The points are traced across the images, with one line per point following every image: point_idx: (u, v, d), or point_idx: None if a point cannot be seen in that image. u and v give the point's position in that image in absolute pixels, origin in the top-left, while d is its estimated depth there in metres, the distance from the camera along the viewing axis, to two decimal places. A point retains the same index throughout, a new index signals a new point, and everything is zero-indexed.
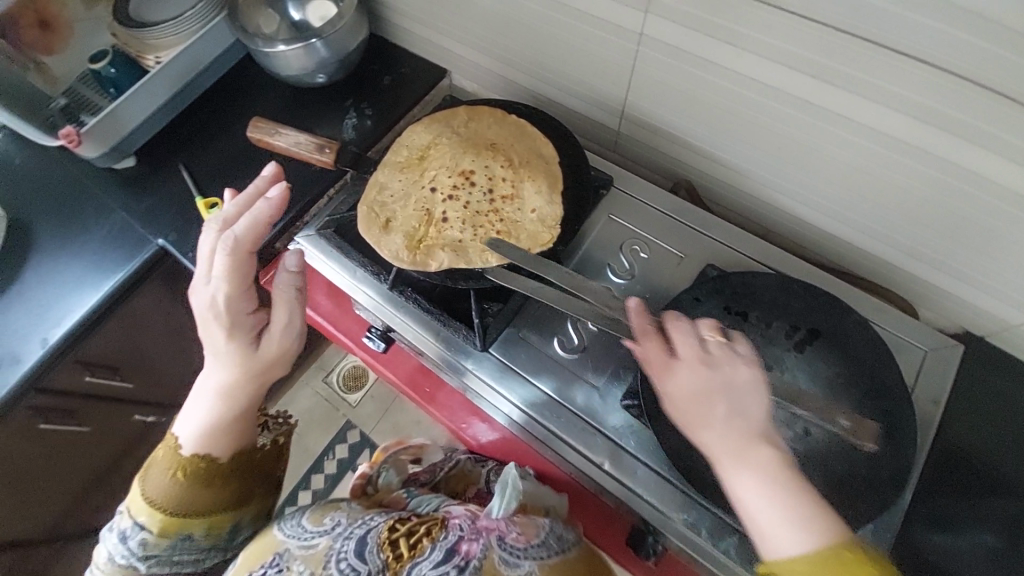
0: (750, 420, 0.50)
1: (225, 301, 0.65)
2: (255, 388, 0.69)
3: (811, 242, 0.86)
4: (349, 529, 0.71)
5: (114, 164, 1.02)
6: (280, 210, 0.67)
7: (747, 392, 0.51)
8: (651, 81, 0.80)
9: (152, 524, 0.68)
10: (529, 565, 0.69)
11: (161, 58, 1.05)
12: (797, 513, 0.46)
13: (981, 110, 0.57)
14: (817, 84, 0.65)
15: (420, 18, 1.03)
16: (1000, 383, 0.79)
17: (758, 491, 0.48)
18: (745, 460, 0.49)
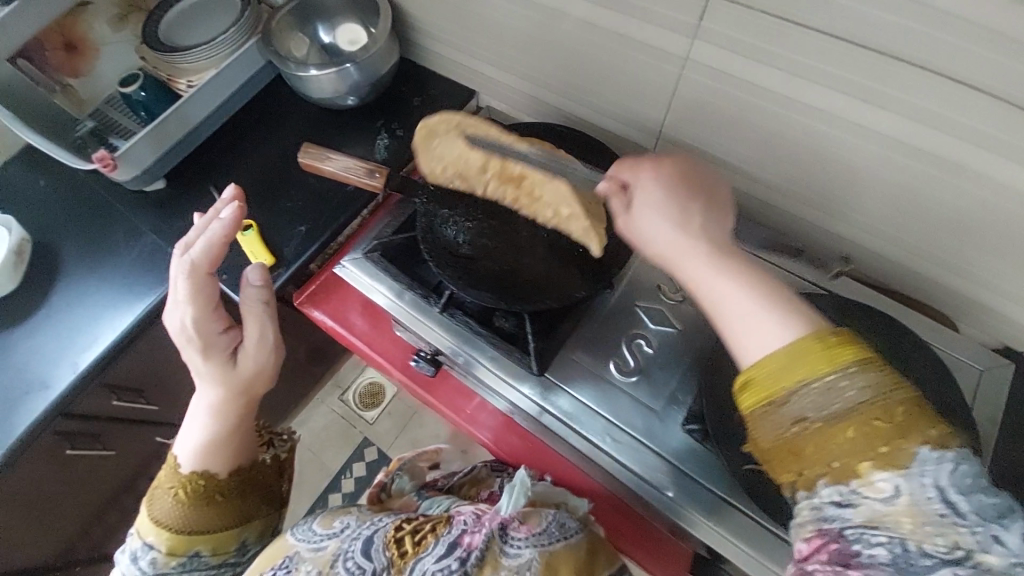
0: (712, 226, 0.50)
1: (193, 323, 0.67)
2: (243, 403, 0.71)
3: (849, 258, 0.86)
4: (357, 530, 0.72)
5: (144, 186, 1.01)
6: (232, 230, 0.67)
7: (716, 206, 0.53)
8: (692, 103, 0.81)
9: (160, 543, 0.69)
10: (530, 554, 0.68)
11: (193, 82, 1.05)
12: (759, 295, 0.43)
13: None
14: (866, 107, 0.66)
15: (453, 42, 1.05)
16: None
17: (722, 284, 0.44)
18: (708, 254, 0.47)
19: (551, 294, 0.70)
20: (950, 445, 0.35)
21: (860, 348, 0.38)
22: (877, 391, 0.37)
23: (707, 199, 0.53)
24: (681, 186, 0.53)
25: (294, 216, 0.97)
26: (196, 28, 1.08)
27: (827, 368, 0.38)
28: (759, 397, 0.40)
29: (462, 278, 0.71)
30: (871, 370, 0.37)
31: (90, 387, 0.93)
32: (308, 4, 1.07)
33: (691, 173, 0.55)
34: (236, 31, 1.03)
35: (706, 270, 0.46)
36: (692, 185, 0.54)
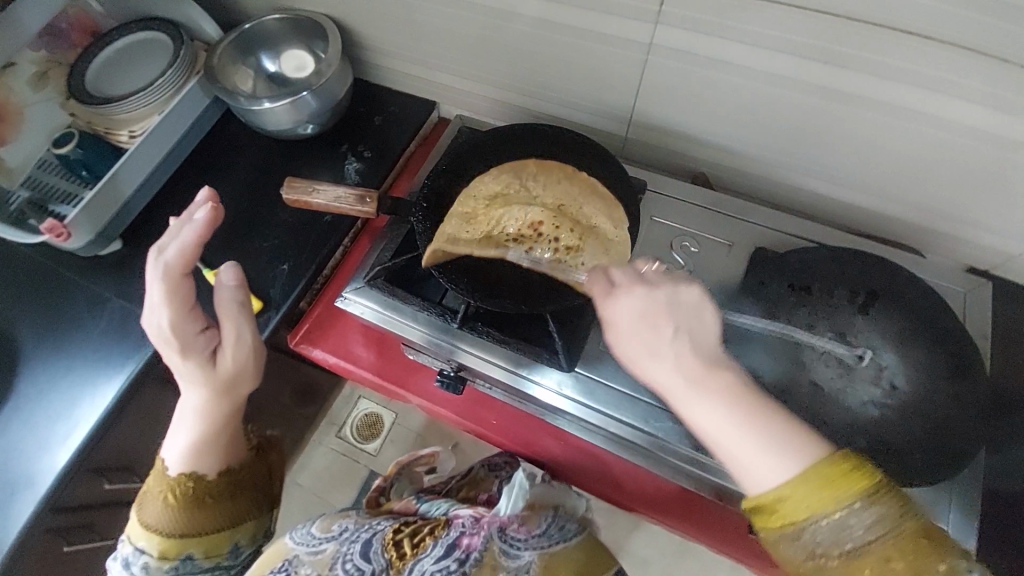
0: (694, 344, 0.51)
1: (170, 326, 0.63)
2: (230, 404, 0.68)
3: (824, 210, 0.89)
4: (355, 533, 0.77)
5: (100, 250, 0.94)
6: (205, 234, 0.60)
7: (689, 308, 0.52)
8: (658, 86, 0.83)
9: (151, 548, 0.68)
10: (529, 557, 0.75)
11: (135, 131, 0.98)
12: (761, 433, 0.47)
13: (986, 75, 0.62)
14: (826, 68, 0.69)
15: (406, 55, 1.03)
16: None
17: (719, 424, 0.48)
18: (694, 386, 0.49)
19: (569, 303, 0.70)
20: (957, 571, 0.43)
21: (866, 481, 0.44)
22: (884, 525, 0.44)
23: (685, 305, 0.52)
24: (656, 302, 0.52)
25: (273, 256, 0.92)
26: (127, 74, 1.01)
27: (837, 505, 0.44)
28: (781, 523, 0.46)
29: (474, 289, 0.70)
30: (879, 503, 0.44)
31: (76, 476, 0.84)
32: (246, 34, 1.01)
33: (661, 280, 0.53)
34: (173, 72, 0.96)
35: (699, 407, 0.49)
36: (663, 293, 0.52)
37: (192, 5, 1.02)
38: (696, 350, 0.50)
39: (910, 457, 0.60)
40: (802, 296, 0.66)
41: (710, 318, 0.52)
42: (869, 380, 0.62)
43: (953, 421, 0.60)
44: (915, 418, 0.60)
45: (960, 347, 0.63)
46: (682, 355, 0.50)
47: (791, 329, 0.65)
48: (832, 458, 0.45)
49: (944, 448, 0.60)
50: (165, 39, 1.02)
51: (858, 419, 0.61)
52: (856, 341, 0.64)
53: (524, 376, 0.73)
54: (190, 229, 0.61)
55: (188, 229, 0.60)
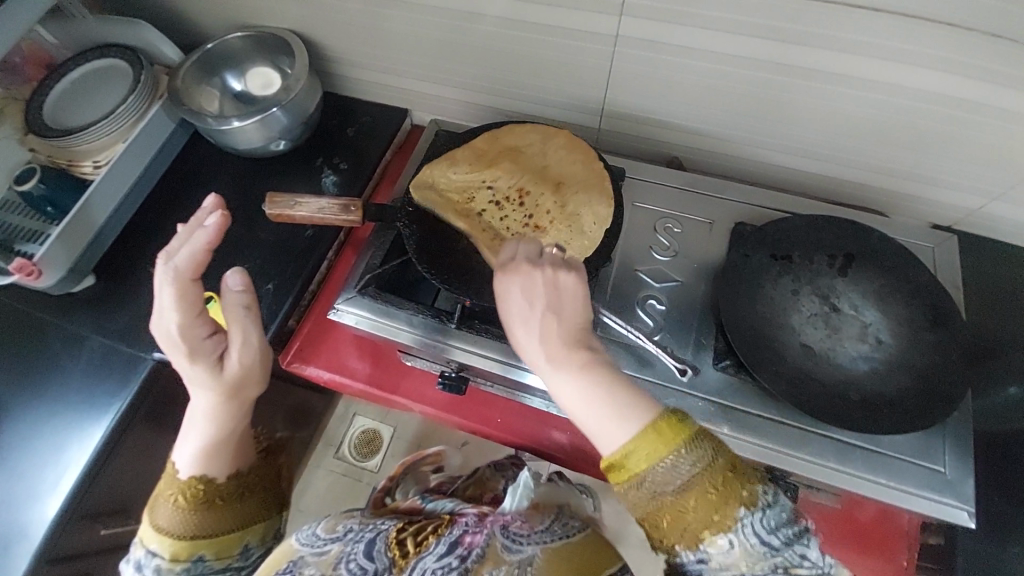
0: (564, 323, 0.54)
1: (179, 330, 0.62)
2: (238, 405, 0.67)
3: (796, 183, 0.93)
4: (360, 533, 0.75)
5: (71, 287, 0.90)
6: (218, 238, 0.63)
7: (563, 290, 0.55)
8: (628, 76, 0.85)
9: (163, 550, 0.65)
10: (531, 550, 0.71)
11: (100, 163, 0.95)
12: (604, 401, 0.51)
13: (933, 40, 0.66)
14: (785, 47, 0.73)
15: (374, 64, 1.02)
16: (992, 264, 0.87)
17: (568, 390, 0.52)
18: (556, 357, 0.53)
19: None
20: (758, 500, 0.47)
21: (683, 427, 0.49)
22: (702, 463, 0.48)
23: (559, 289, 0.54)
24: (533, 286, 0.54)
25: (257, 275, 0.91)
26: (86, 104, 0.98)
27: (662, 451, 0.48)
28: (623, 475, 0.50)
29: (468, 288, 0.70)
30: (696, 448, 0.48)
31: (71, 524, 0.82)
32: (209, 54, 1.00)
33: (542, 261, 0.55)
34: (134, 98, 0.94)
35: (557, 377, 0.52)
36: (542, 275, 0.55)
37: (149, 28, 1.00)
38: (565, 326, 0.54)
39: (901, 405, 0.62)
40: (785, 265, 0.69)
41: (580, 300, 0.55)
42: (855, 337, 0.65)
43: (937, 368, 0.63)
44: (904, 368, 0.63)
45: (936, 296, 0.66)
46: (553, 331, 0.53)
47: (777, 295, 0.68)
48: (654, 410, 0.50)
49: (939, 393, 0.62)
50: (124, 66, 1.00)
51: (849, 374, 0.64)
52: (839, 302, 0.67)
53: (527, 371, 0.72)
54: (201, 235, 0.63)
55: (201, 234, 0.62)
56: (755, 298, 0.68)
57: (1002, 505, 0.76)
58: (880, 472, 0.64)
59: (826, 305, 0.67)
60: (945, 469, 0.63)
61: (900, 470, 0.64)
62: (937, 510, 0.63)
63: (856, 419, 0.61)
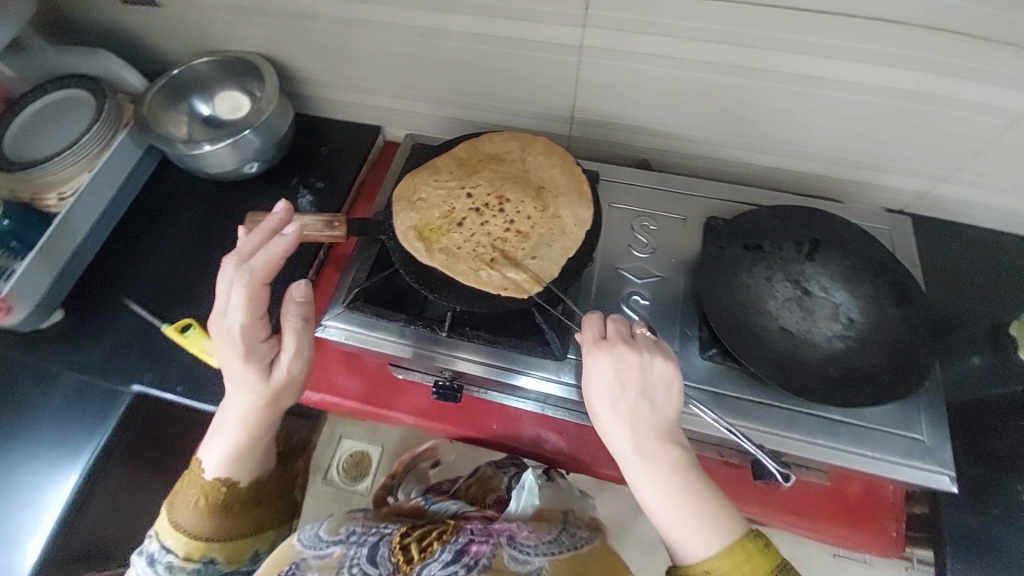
0: (658, 414, 0.58)
1: (242, 331, 0.63)
2: (274, 413, 0.67)
3: (759, 179, 0.98)
4: (363, 536, 0.72)
5: (40, 323, 0.87)
6: (296, 246, 0.64)
7: (658, 385, 0.59)
8: (596, 84, 0.89)
9: (179, 547, 0.66)
10: (539, 561, 0.71)
11: (66, 193, 0.92)
12: (694, 498, 0.56)
13: (876, 36, 0.71)
14: (742, 50, 0.77)
15: (346, 83, 1.03)
16: (941, 244, 0.93)
17: (656, 481, 0.56)
18: (649, 445, 0.57)
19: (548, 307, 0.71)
20: None
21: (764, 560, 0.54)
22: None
23: (653, 379, 0.59)
24: (627, 372, 0.59)
25: None
26: (47, 136, 0.96)
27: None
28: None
29: (458, 294, 0.69)
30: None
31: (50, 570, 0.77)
32: (175, 80, 0.99)
33: (639, 351, 0.59)
34: (99, 126, 0.92)
35: (644, 468, 0.57)
36: (640, 360, 0.59)
37: (112, 57, 1.00)
38: (657, 419, 0.58)
39: (878, 376, 0.65)
40: (757, 254, 0.73)
41: (674, 398, 0.59)
42: (828, 316, 0.69)
43: (906, 339, 0.67)
44: (875, 343, 0.67)
45: (897, 275, 0.71)
46: (646, 421, 0.58)
47: (753, 283, 0.71)
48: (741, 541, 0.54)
49: (910, 363, 0.65)
50: (86, 95, 0.98)
51: (826, 352, 0.67)
52: (811, 285, 0.71)
53: (541, 376, 0.70)
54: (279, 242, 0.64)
55: (280, 241, 0.63)
56: (732, 287, 0.71)
57: (980, 471, 0.79)
58: (863, 445, 0.67)
59: (799, 289, 0.71)
60: (925, 437, 0.67)
61: (883, 442, 0.67)
62: (921, 478, 0.66)
63: (837, 393, 0.64)
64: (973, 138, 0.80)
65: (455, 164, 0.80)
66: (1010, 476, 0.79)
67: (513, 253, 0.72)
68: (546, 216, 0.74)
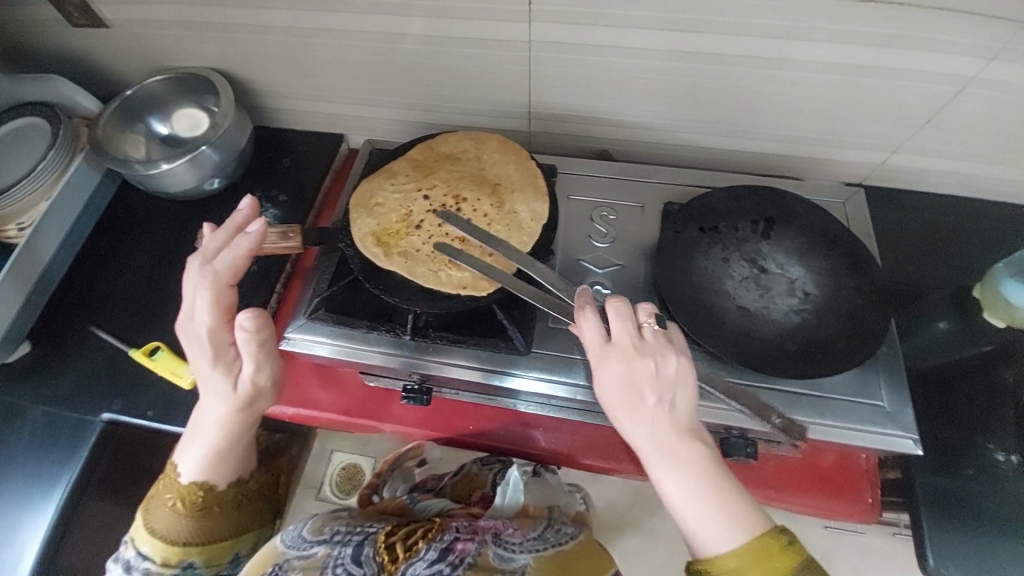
0: (675, 412, 0.57)
1: (210, 334, 0.63)
2: (248, 418, 0.67)
3: (718, 162, 0.99)
4: (348, 536, 0.72)
5: (8, 356, 0.87)
6: (259, 246, 0.63)
7: (670, 383, 0.58)
8: (549, 79, 0.89)
9: (155, 554, 0.65)
10: (523, 559, 0.72)
11: (26, 223, 0.91)
12: (719, 494, 0.55)
13: (817, 15, 0.72)
14: (686, 35, 0.78)
15: (302, 93, 1.03)
16: (899, 214, 0.95)
17: (683, 483, 0.55)
18: (671, 446, 0.56)
19: (508, 303, 0.72)
20: None
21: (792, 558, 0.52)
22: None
23: (664, 378, 0.58)
24: (639, 373, 0.57)
25: None
26: (4, 167, 0.95)
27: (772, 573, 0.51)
28: None
29: (418, 297, 0.70)
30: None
31: None
32: (129, 101, 0.99)
33: (647, 351, 0.58)
34: (54, 153, 0.91)
35: (666, 470, 0.56)
36: (651, 360, 0.58)
37: (65, 82, 0.98)
38: (674, 418, 0.57)
39: (835, 347, 0.66)
40: (712, 236, 0.74)
41: (689, 396, 0.58)
42: (784, 292, 0.70)
43: (861, 308, 0.68)
44: (830, 316, 0.68)
45: (850, 246, 0.72)
46: (663, 421, 0.57)
47: (709, 265, 0.72)
48: (766, 535, 0.53)
49: (865, 332, 0.67)
50: (41, 122, 0.97)
51: (783, 327, 0.68)
52: (766, 263, 0.72)
53: (508, 372, 0.71)
54: (243, 240, 0.64)
55: (244, 241, 0.63)
56: (689, 270, 0.72)
57: (952, 434, 0.81)
58: (825, 415, 0.68)
59: (755, 268, 0.72)
60: (885, 403, 0.68)
61: (844, 411, 0.68)
62: (884, 443, 0.67)
63: (795, 368, 0.65)
64: (920, 108, 0.81)
65: (409, 167, 0.80)
66: (978, 436, 0.80)
67: (471, 252, 0.72)
68: (502, 213, 0.74)
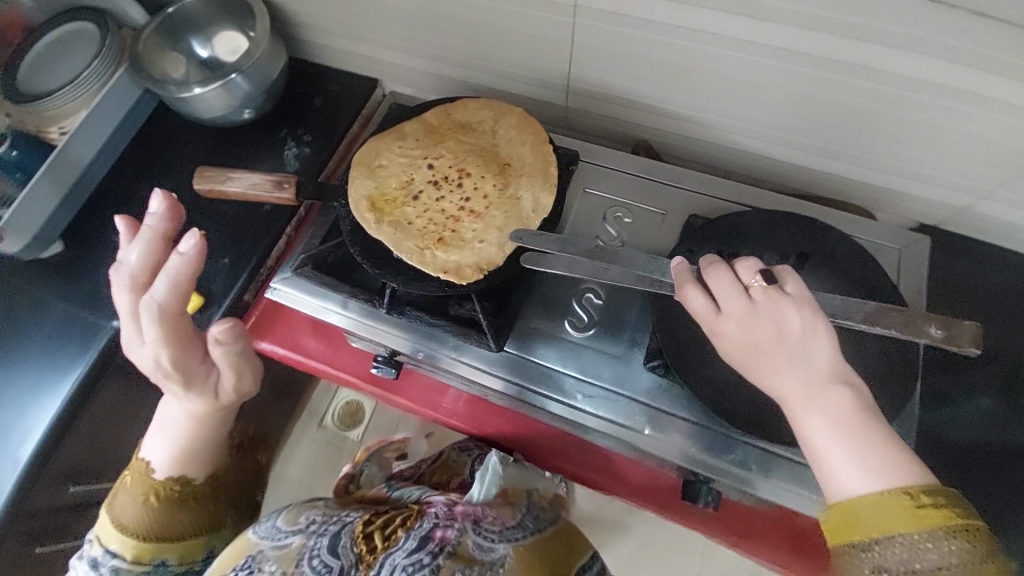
0: (812, 360, 0.50)
1: (172, 360, 0.64)
2: (222, 417, 0.72)
3: (770, 173, 0.88)
4: (324, 526, 0.68)
5: (42, 253, 0.92)
6: (198, 265, 0.59)
7: (800, 332, 0.50)
8: (592, 52, 0.80)
9: (125, 551, 0.68)
10: (503, 550, 0.69)
11: (66, 128, 0.95)
12: (874, 446, 0.47)
13: (923, 22, 0.58)
14: (755, 23, 0.65)
15: (339, 32, 0.99)
16: (971, 267, 0.82)
17: (838, 439, 0.47)
18: (820, 408, 0.48)
19: (490, 295, 0.70)
20: None
21: (946, 518, 0.43)
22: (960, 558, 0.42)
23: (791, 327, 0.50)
24: (762, 322, 0.51)
25: (211, 248, 0.87)
26: (54, 69, 0.97)
27: (916, 531, 0.43)
28: (847, 535, 0.46)
29: (399, 273, 0.67)
30: (955, 540, 0.43)
31: (40, 482, 0.84)
32: (172, 18, 0.98)
33: (771, 299, 0.51)
34: (98, 62, 0.93)
35: (807, 418, 0.49)
36: (778, 309, 0.50)
37: None
38: (811, 368, 0.50)
39: None
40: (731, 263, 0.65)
41: (826, 345, 0.50)
42: None
43: (873, 378, 0.62)
44: None
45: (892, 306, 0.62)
46: (800, 370, 0.49)
47: None
48: (912, 488, 0.44)
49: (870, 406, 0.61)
50: (91, 28, 0.98)
51: None
52: None
53: (478, 367, 0.70)
54: (175, 261, 0.59)
55: (178, 265, 0.58)
56: None
57: None
58: (806, 482, 0.62)
59: None
60: None
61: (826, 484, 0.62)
62: None
63: (779, 430, 0.60)
64: None
65: (419, 132, 0.75)
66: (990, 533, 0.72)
67: (462, 235, 0.68)
68: (503, 198, 0.69)
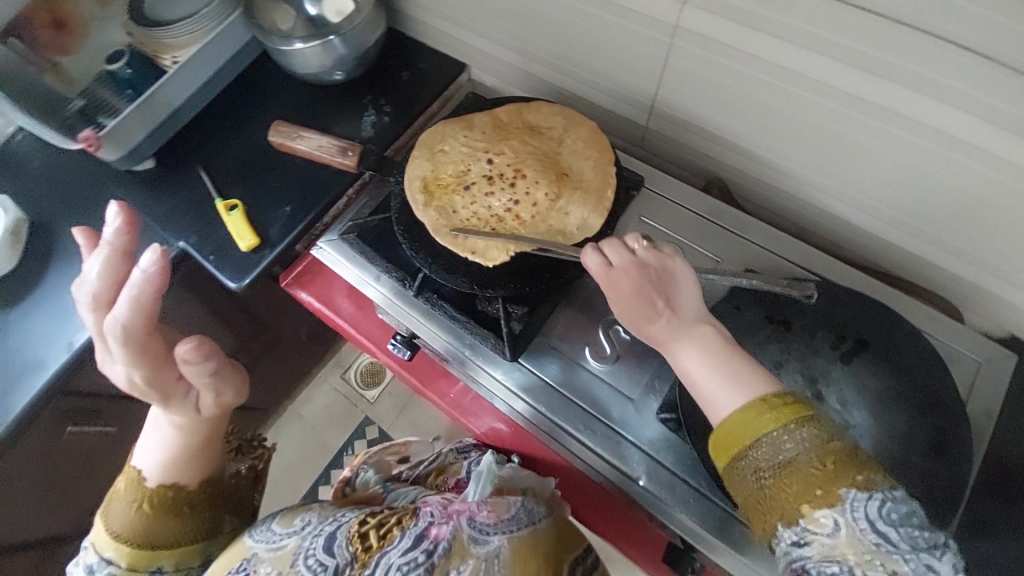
0: (684, 304, 0.55)
1: (146, 378, 0.59)
2: (206, 427, 0.66)
3: (849, 242, 0.80)
4: (319, 526, 0.65)
5: (133, 166, 0.98)
6: (160, 284, 0.55)
7: (674, 283, 0.56)
8: (685, 76, 0.75)
9: (120, 558, 0.63)
10: (498, 541, 0.68)
11: (179, 58, 1.01)
12: (737, 368, 0.51)
13: None
14: (868, 78, 0.59)
15: (439, 12, 1.00)
16: None
17: (707, 364, 0.51)
18: (694, 342, 0.53)
19: (518, 305, 0.69)
20: (870, 484, 0.43)
21: (795, 412, 0.46)
22: (813, 445, 0.45)
23: (667, 279, 0.56)
24: (647, 273, 0.55)
25: (277, 195, 0.91)
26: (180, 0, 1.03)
27: (773, 428, 0.46)
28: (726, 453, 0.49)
29: (435, 261, 0.68)
30: (806, 429, 0.45)
31: (85, 368, 0.92)
32: None
33: (650, 254, 0.56)
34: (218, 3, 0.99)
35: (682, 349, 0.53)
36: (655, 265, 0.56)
37: None
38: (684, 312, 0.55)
39: None
40: (778, 330, 0.61)
41: (692, 293, 0.55)
42: None
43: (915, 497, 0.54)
44: None
45: (949, 422, 0.57)
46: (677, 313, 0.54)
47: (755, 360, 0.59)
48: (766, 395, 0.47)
49: None
50: None
51: None
52: (827, 391, 0.57)
53: (490, 370, 0.70)
54: (137, 281, 0.55)
55: (138, 284, 0.54)
56: None
57: None
58: None
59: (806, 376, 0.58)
60: None
61: None
62: None
63: None
64: None
65: (487, 124, 0.74)
66: None
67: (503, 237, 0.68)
68: (553, 209, 0.68)
